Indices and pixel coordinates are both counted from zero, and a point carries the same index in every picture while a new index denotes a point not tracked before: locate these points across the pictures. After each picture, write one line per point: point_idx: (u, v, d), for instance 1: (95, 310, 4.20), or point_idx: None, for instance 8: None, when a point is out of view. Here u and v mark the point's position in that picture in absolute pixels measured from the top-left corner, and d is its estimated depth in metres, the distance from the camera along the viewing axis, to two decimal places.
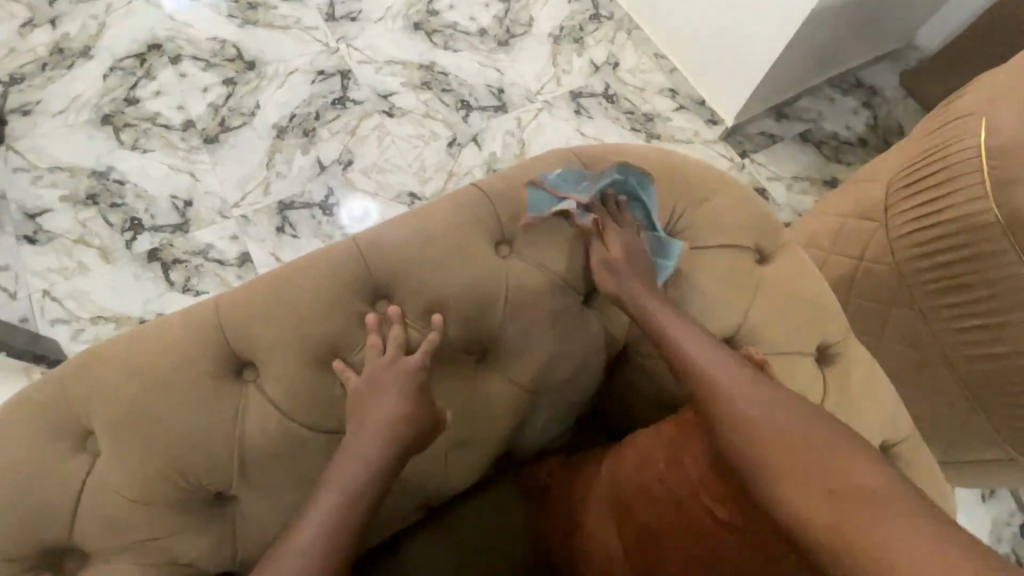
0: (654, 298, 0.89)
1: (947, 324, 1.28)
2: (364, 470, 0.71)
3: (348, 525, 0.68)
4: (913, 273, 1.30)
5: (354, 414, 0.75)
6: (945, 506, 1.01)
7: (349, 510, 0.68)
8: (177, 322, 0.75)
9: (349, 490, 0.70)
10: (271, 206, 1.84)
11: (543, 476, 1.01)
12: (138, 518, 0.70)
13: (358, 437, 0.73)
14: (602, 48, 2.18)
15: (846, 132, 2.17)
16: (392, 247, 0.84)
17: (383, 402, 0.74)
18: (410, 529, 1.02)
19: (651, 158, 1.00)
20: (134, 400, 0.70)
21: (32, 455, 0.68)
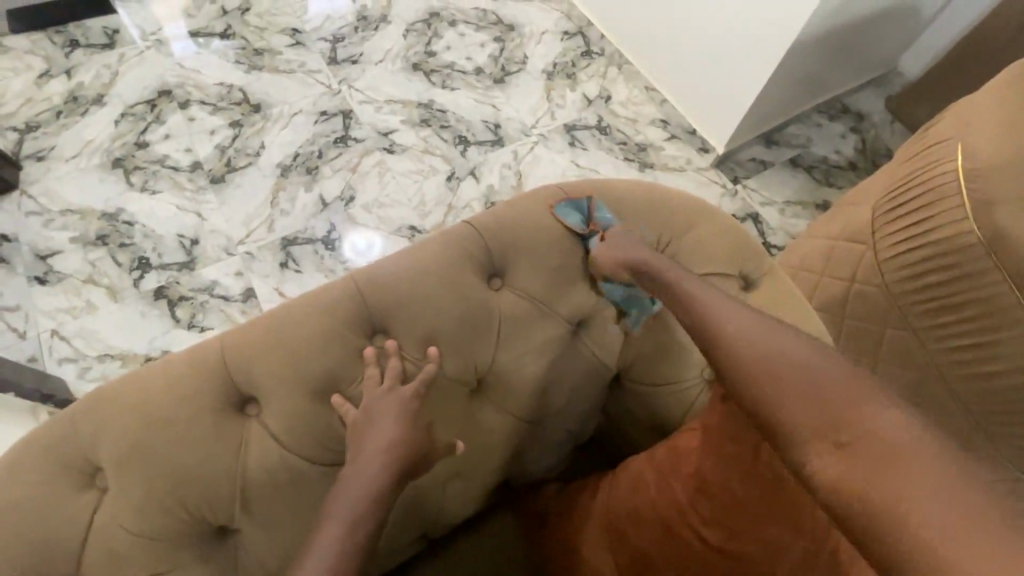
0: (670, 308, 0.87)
1: (943, 344, 1.29)
2: (364, 495, 0.73)
3: (351, 555, 0.69)
4: (904, 294, 1.32)
5: (352, 445, 0.77)
6: None
7: (354, 539, 0.70)
8: (182, 360, 0.79)
9: (351, 519, 0.71)
10: (275, 243, 1.90)
11: (538, 505, 1.03)
12: (143, 553, 0.72)
13: (356, 465, 0.75)
14: (593, 83, 2.27)
15: (833, 157, 2.23)
16: (388, 283, 0.87)
17: (379, 432, 0.76)
18: (412, 559, 1.04)
19: (638, 190, 1.05)
20: (138, 438, 0.73)
21: (41, 493, 0.71)
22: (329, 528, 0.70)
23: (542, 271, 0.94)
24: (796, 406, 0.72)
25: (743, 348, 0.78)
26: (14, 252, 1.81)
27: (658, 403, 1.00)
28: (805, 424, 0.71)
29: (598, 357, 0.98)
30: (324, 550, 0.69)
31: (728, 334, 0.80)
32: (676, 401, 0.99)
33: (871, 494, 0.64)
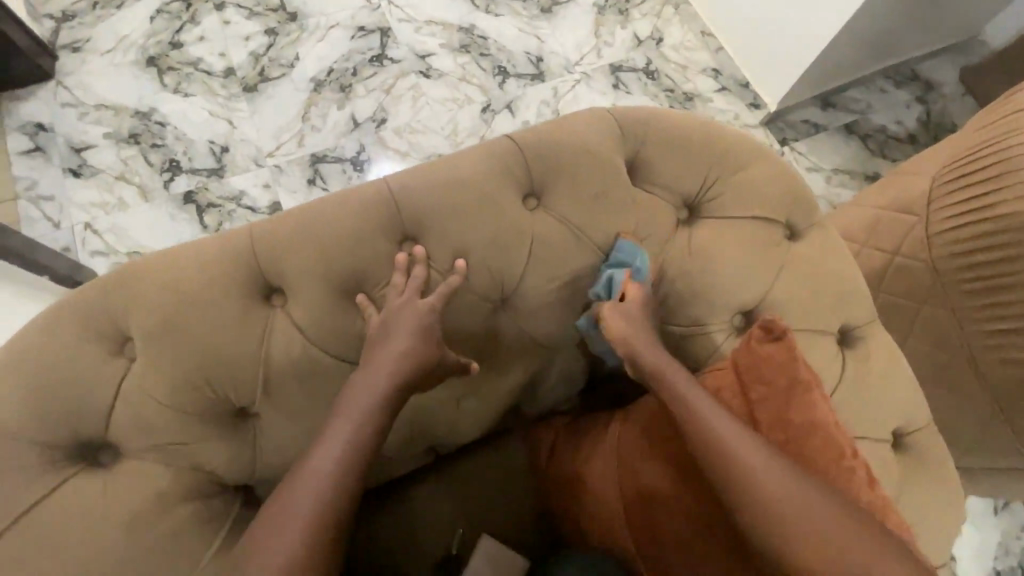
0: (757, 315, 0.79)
1: (979, 327, 1.23)
2: (377, 404, 0.74)
3: (358, 458, 0.71)
4: (949, 272, 1.26)
5: (369, 351, 0.77)
6: (956, 501, 0.99)
7: (361, 444, 0.71)
8: (213, 244, 0.78)
9: (361, 425, 0.72)
10: (304, 158, 1.87)
11: (544, 445, 1.04)
12: (168, 422, 0.74)
13: (372, 371, 0.75)
14: (647, 22, 2.12)
15: (892, 126, 2.08)
16: (422, 191, 0.85)
17: (394, 341, 0.76)
18: (418, 473, 1.08)
19: (689, 124, 0.98)
20: (169, 311, 0.74)
21: (76, 355, 0.73)
22: (341, 429, 0.72)
23: (580, 196, 0.90)
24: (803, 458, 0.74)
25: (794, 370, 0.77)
26: (49, 141, 1.81)
27: (681, 346, 0.98)
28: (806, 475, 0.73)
29: None
30: (335, 451, 0.70)
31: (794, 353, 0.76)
32: (702, 346, 0.97)
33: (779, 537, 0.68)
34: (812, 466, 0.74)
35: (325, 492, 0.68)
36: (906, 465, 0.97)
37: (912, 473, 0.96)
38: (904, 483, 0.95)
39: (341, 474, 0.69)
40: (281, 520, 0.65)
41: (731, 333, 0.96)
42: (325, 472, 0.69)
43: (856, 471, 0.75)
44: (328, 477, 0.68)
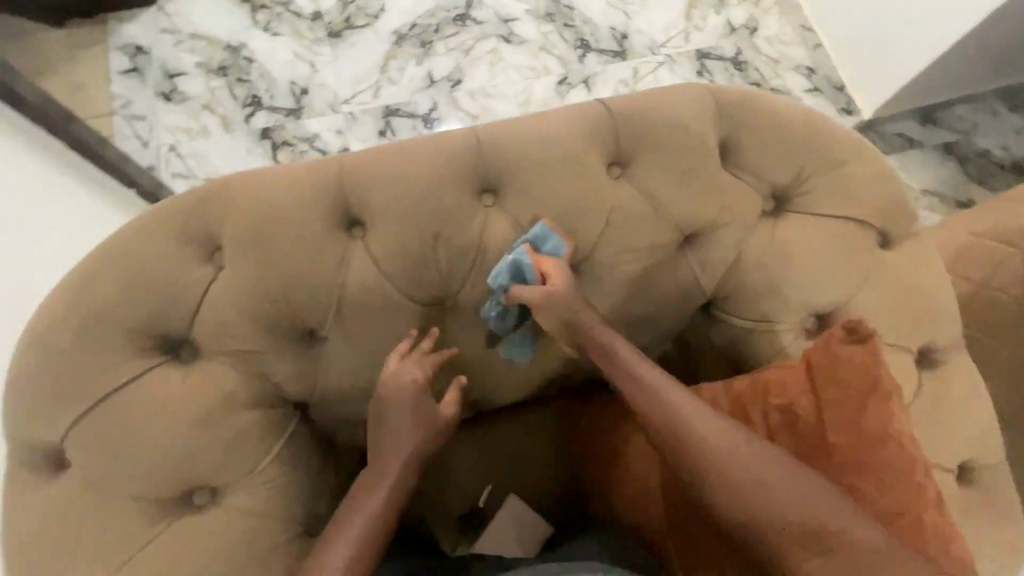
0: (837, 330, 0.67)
1: None
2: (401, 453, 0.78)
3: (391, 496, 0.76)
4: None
5: (381, 411, 0.80)
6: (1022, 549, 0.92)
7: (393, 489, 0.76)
8: (304, 169, 0.81)
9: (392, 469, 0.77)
10: (377, 109, 1.89)
11: (583, 419, 1.06)
12: (246, 330, 0.78)
13: (393, 432, 0.79)
14: (743, 9, 2.00)
15: (996, 151, 1.90)
16: (508, 143, 0.84)
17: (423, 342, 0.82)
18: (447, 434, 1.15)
19: (791, 110, 0.93)
20: (258, 226, 0.77)
21: (170, 255, 0.77)
22: (373, 480, 0.77)
23: (668, 171, 0.88)
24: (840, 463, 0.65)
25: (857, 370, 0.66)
26: (146, 64, 1.90)
27: (744, 341, 0.96)
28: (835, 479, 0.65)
29: (697, 275, 0.93)
30: (370, 494, 0.76)
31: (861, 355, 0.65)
32: (767, 343, 0.94)
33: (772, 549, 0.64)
34: (854, 472, 0.65)
35: (364, 531, 0.72)
36: (970, 501, 0.91)
37: (976, 511, 0.91)
38: (965, 519, 0.90)
39: (380, 511, 0.75)
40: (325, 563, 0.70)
41: (801, 335, 0.93)
42: (362, 513, 0.74)
43: (912, 489, 0.64)
44: (368, 515, 0.74)
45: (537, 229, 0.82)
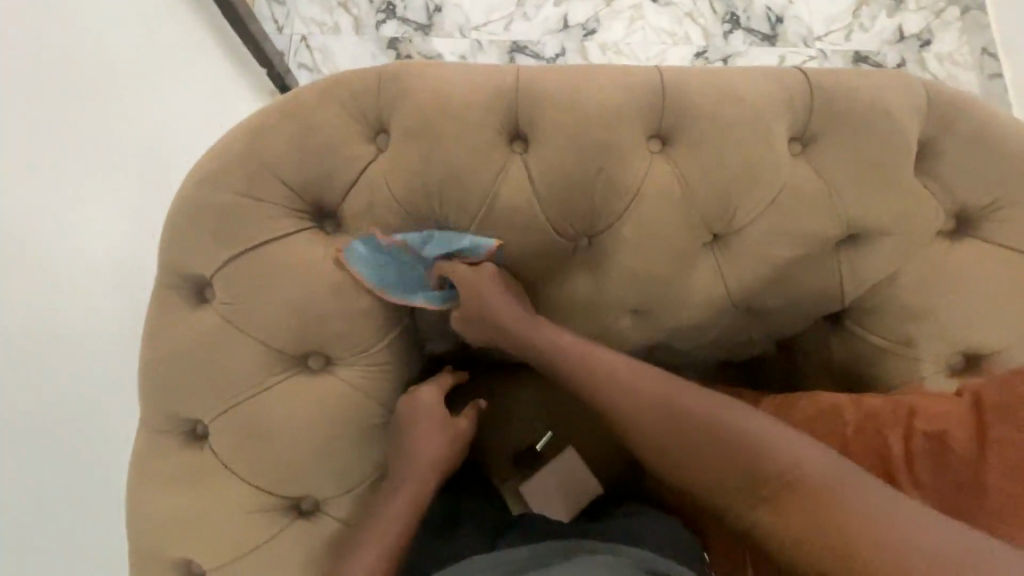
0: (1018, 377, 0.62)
1: None
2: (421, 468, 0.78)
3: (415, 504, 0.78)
4: None
5: (401, 427, 0.80)
6: None
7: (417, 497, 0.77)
8: (481, 72, 0.79)
9: (413, 481, 0.78)
10: (505, 43, 1.71)
11: None
12: (392, 217, 0.79)
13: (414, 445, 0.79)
14: (920, 15, 1.60)
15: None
16: (693, 92, 0.79)
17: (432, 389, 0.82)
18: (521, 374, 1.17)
19: (1007, 126, 0.83)
20: (425, 116, 0.76)
21: (339, 126, 0.78)
22: (394, 487, 0.78)
23: (855, 159, 0.80)
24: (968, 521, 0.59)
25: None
26: None
27: (874, 362, 0.89)
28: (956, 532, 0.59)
29: (848, 279, 0.86)
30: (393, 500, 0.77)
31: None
32: (899, 369, 0.87)
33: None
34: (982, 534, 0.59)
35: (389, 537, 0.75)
36: None
37: None
38: None
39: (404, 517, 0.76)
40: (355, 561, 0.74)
41: (942, 371, 0.85)
42: (386, 518, 0.76)
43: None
44: (392, 521, 0.76)
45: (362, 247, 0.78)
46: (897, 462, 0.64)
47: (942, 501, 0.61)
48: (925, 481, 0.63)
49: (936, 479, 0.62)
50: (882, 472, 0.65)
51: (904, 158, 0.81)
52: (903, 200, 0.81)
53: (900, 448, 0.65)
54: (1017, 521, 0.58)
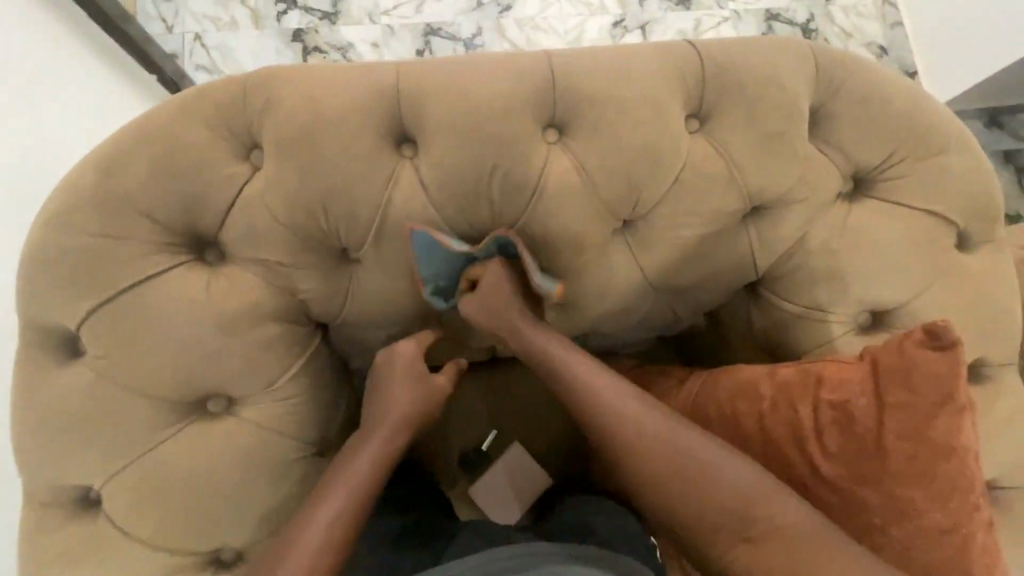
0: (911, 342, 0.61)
1: None
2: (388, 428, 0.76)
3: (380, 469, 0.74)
4: None
5: (377, 382, 0.80)
6: None
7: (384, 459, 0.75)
8: (357, 72, 0.73)
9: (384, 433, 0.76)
10: (417, 25, 1.60)
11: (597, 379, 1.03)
12: (277, 240, 0.72)
13: (387, 399, 0.78)
14: None
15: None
16: (585, 76, 0.76)
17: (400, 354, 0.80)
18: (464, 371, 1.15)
19: (893, 85, 0.84)
20: (300, 127, 0.70)
21: (204, 145, 0.70)
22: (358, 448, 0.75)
23: (753, 131, 0.79)
24: (874, 486, 0.62)
25: (930, 389, 0.60)
26: None
27: (790, 327, 0.90)
28: (863, 498, 0.62)
29: (758, 251, 0.86)
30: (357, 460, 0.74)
31: (937, 377, 0.60)
32: (812, 336, 0.89)
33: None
34: (887, 495, 0.61)
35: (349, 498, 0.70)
36: (995, 520, 0.87)
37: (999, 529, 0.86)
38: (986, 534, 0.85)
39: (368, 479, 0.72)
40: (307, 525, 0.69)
41: (853, 330, 0.87)
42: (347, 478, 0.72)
43: (968, 517, 0.60)
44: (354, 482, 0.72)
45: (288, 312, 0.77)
46: (810, 437, 0.66)
47: (851, 470, 0.63)
48: (834, 451, 0.64)
49: (842, 449, 0.64)
50: (797, 446, 0.66)
51: (798, 125, 0.80)
52: (801, 169, 0.82)
53: (811, 420, 0.66)
54: (915, 482, 0.60)
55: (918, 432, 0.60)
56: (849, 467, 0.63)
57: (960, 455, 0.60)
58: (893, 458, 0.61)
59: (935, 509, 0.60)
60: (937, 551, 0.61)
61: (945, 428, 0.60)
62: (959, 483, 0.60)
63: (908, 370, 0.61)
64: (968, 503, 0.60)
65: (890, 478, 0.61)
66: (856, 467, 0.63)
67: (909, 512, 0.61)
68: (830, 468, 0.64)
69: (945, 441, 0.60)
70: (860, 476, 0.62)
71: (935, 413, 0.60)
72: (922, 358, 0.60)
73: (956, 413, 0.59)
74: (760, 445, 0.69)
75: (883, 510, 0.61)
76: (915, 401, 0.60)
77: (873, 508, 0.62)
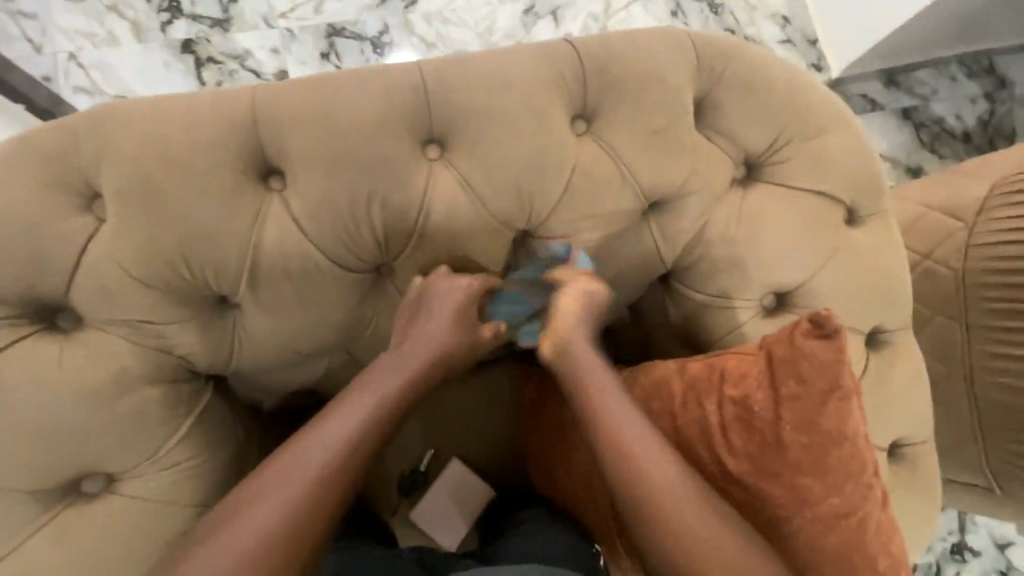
0: (804, 331, 0.62)
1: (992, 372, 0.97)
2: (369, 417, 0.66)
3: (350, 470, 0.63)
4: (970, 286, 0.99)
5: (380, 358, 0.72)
6: (935, 529, 0.93)
7: (356, 444, 0.64)
8: (207, 103, 0.67)
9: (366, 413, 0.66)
10: (319, 27, 1.34)
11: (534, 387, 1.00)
12: (137, 297, 0.65)
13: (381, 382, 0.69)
14: None
15: (950, 119, 1.50)
16: (459, 87, 0.72)
17: (430, 324, 0.73)
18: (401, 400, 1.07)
19: (773, 69, 0.85)
20: (147, 172, 0.64)
21: (38, 203, 0.64)
22: (327, 435, 0.63)
23: (640, 129, 0.78)
24: (777, 476, 0.62)
25: (816, 375, 0.61)
26: None
27: (701, 319, 0.89)
28: (768, 489, 0.63)
29: (661, 245, 0.85)
30: (323, 450, 0.62)
31: (824, 365, 0.61)
32: (723, 322, 0.88)
33: (683, 527, 0.60)
34: (789, 484, 0.62)
35: (298, 499, 0.59)
36: (901, 477, 0.91)
37: (905, 485, 0.90)
38: (894, 491, 0.89)
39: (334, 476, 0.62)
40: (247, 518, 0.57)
41: (759, 313, 0.88)
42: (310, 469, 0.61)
43: (863, 500, 0.62)
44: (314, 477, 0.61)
45: (196, 363, 0.71)
46: (716, 434, 0.66)
47: (755, 464, 0.64)
48: (738, 446, 0.65)
49: (746, 443, 0.64)
50: (705, 443, 0.67)
51: (683, 118, 0.80)
52: (692, 162, 0.81)
53: (716, 417, 0.67)
54: (811, 471, 0.62)
55: (810, 420, 0.62)
56: (755, 459, 0.64)
57: (850, 441, 0.62)
58: (790, 448, 0.62)
59: (832, 494, 0.62)
60: (838, 538, 0.61)
61: (835, 416, 0.61)
62: (851, 467, 0.62)
63: (802, 359, 0.62)
64: (860, 485, 0.62)
65: (791, 468, 0.62)
66: (761, 460, 0.63)
67: (808, 499, 0.62)
68: (736, 464, 0.65)
69: (834, 428, 0.61)
70: (761, 469, 0.63)
71: (824, 399, 0.61)
72: (809, 346, 0.62)
73: (841, 399, 0.61)
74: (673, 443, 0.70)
75: (788, 503, 0.62)
76: (805, 392, 0.62)
77: (776, 495, 0.63)
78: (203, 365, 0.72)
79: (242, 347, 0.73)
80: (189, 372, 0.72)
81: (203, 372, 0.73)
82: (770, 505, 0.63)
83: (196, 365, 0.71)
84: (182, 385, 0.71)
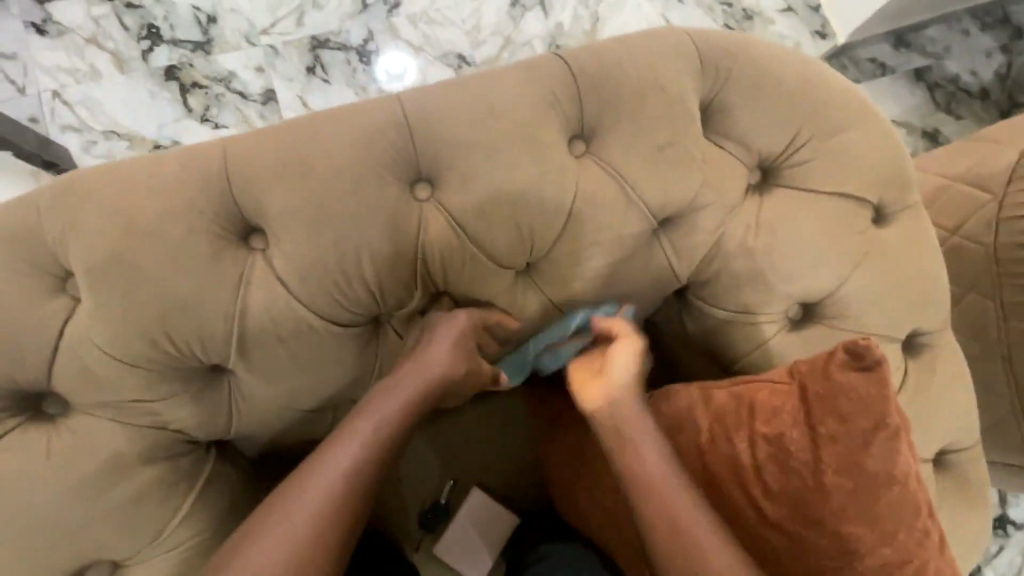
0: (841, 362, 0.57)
1: None
2: (366, 446, 0.63)
3: (351, 509, 0.61)
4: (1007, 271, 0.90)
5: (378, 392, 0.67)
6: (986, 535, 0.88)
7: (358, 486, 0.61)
8: (176, 163, 0.63)
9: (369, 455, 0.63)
10: (301, 41, 1.26)
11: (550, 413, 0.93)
12: (122, 378, 0.62)
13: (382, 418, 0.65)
14: None
15: (966, 76, 1.40)
16: (443, 119, 0.67)
17: (430, 356, 0.68)
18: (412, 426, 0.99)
19: (784, 64, 0.78)
20: (119, 245, 0.60)
21: (10, 288, 0.60)
22: (323, 477, 0.60)
23: (642, 144, 0.72)
24: (820, 519, 0.58)
25: (858, 412, 0.56)
26: None
27: (723, 335, 0.83)
28: (810, 532, 0.59)
29: (676, 264, 0.78)
30: (320, 492, 0.59)
31: (866, 400, 0.56)
32: (748, 337, 0.82)
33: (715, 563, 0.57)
34: (834, 530, 0.58)
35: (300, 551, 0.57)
36: (945, 485, 0.86)
37: (950, 494, 0.85)
38: (940, 502, 0.84)
39: (333, 521, 0.59)
40: (248, 561, 0.56)
41: (783, 326, 0.82)
42: (308, 504, 0.59)
43: (914, 543, 0.58)
44: (312, 521, 0.58)
45: (193, 432, 0.67)
46: (750, 475, 0.61)
47: (796, 509, 0.59)
48: (776, 489, 0.60)
49: (787, 485, 0.59)
50: (739, 486, 0.62)
51: (690, 128, 0.73)
52: (703, 175, 0.75)
53: (749, 457, 0.62)
54: (859, 516, 0.57)
55: (854, 460, 0.57)
56: (794, 501, 0.59)
57: (898, 481, 0.57)
58: (835, 491, 0.57)
59: (882, 538, 0.57)
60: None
61: (880, 455, 0.57)
62: (899, 508, 0.58)
63: (839, 394, 0.57)
64: (911, 526, 0.58)
65: (836, 512, 0.57)
66: (802, 504, 0.59)
67: (854, 544, 0.58)
68: (774, 509, 0.60)
69: (881, 468, 0.57)
70: (803, 513, 0.59)
71: (867, 438, 0.56)
72: (848, 379, 0.56)
73: (887, 438, 0.56)
74: (704, 483, 0.64)
75: (833, 552, 0.58)
76: (847, 431, 0.57)
77: (819, 537, 0.58)
78: (201, 432, 0.68)
79: (241, 411, 0.69)
80: (189, 441, 0.68)
81: (204, 438, 0.69)
82: (813, 547, 0.59)
83: (193, 433, 0.67)
84: (181, 459, 0.68)
